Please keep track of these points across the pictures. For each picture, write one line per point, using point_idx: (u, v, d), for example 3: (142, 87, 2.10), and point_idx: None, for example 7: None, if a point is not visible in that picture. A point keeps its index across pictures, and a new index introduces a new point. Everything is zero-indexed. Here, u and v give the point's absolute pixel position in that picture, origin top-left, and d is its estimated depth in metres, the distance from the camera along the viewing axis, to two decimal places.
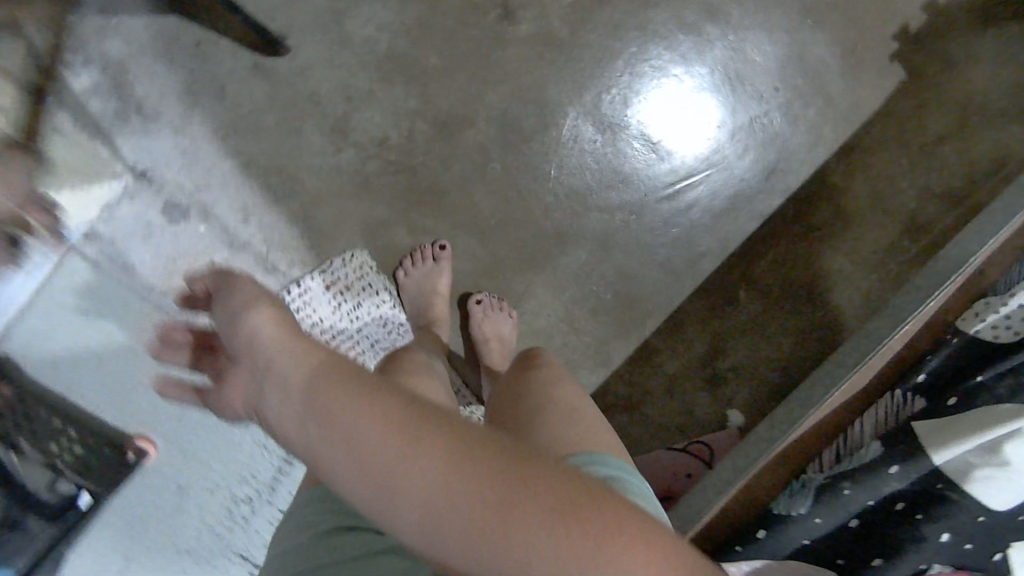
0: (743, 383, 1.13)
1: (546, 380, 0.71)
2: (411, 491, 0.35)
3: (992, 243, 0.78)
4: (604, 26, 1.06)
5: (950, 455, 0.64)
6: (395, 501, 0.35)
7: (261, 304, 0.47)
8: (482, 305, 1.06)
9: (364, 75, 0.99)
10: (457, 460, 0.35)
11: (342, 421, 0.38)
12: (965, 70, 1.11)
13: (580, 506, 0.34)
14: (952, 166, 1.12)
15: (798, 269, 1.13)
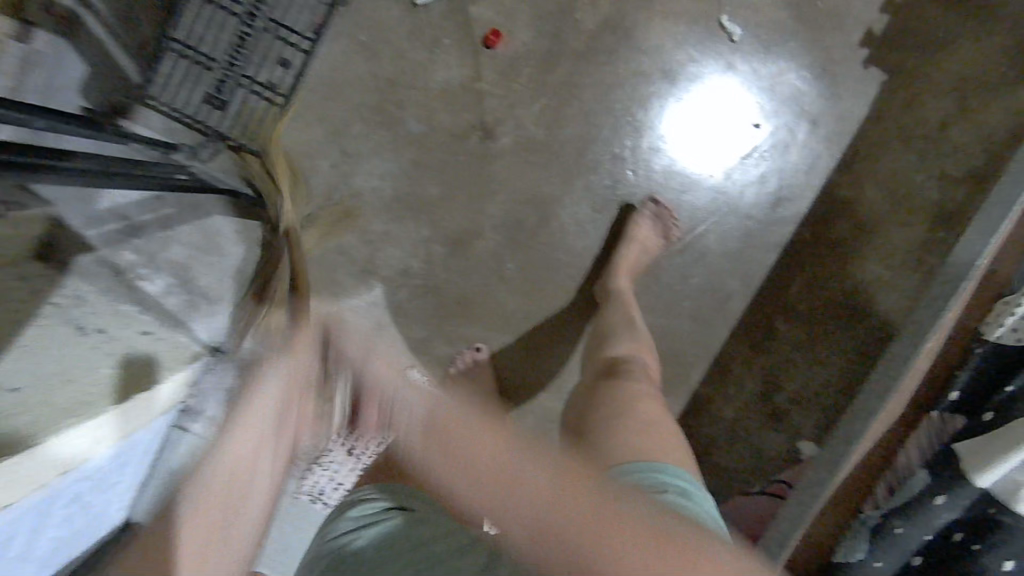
0: (809, 410, 1.14)
1: (630, 394, 0.86)
2: (528, 505, 0.43)
3: (996, 238, 0.76)
4: (577, 116, 1.11)
5: (997, 477, 0.64)
6: (514, 491, 0.43)
7: (429, 395, 0.53)
8: (648, 208, 1.10)
9: (377, 220, 1.12)
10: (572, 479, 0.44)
11: (466, 449, 0.46)
12: (953, 52, 1.08)
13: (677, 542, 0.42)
14: (965, 148, 1.09)
15: (832, 287, 1.13)
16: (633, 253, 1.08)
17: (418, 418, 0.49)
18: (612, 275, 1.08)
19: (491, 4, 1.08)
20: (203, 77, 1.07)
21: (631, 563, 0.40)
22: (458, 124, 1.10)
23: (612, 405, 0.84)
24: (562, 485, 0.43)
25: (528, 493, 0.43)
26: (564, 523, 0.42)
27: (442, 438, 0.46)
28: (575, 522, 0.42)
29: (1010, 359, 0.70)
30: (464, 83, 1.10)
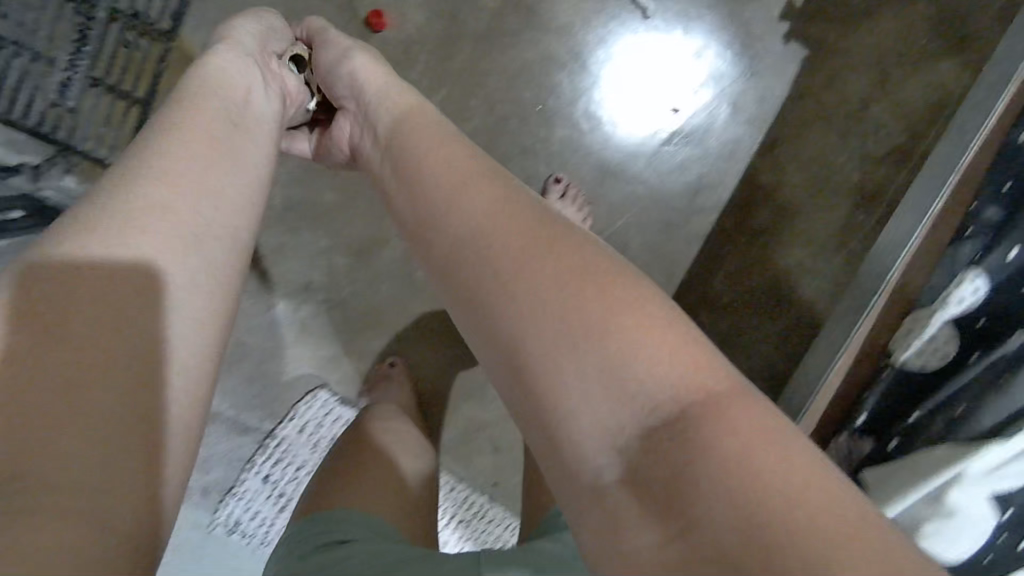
0: None
1: None
2: (494, 259, 0.44)
3: (904, 256, 0.76)
4: (483, 103, 1.00)
5: (903, 507, 0.63)
6: (471, 234, 0.48)
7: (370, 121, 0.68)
8: (561, 183, 1.01)
9: (273, 232, 1.04)
10: (539, 234, 0.45)
11: (457, 202, 0.52)
12: (870, 26, 1.04)
13: (604, 286, 0.40)
14: (887, 128, 1.05)
15: (755, 276, 1.09)
16: None
17: (466, 181, 0.55)
18: None
19: None
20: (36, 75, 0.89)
21: (546, 337, 0.39)
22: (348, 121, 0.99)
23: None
24: (560, 257, 0.43)
25: (485, 230, 0.47)
26: (535, 286, 0.41)
27: (486, 209, 0.49)
28: (542, 272, 0.42)
29: (916, 385, 0.68)
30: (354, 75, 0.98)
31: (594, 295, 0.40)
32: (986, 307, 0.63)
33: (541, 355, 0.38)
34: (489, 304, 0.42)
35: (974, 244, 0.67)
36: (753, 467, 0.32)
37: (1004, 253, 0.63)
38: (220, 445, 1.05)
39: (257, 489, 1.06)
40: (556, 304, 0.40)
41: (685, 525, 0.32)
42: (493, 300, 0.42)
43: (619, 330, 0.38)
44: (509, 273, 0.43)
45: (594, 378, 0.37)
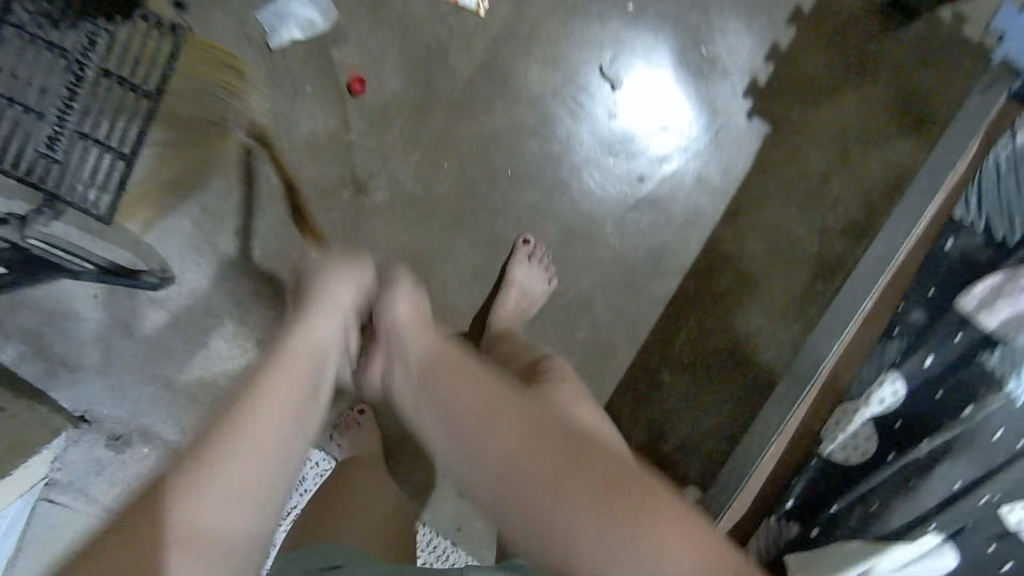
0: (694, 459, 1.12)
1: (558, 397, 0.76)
2: (500, 449, 0.49)
3: (838, 347, 0.81)
4: (456, 167, 1.04)
5: None
6: (474, 442, 0.50)
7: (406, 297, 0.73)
8: (528, 245, 1.05)
9: (249, 280, 1.05)
10: (532, 431, 0.49)
11: (442, 394, 0.55)
12: (832, 105, 1.07)
13: (623, 488, 0.46)
14: (847, 201, 1.09)
15: (717, 339, 1.12)
16: (513, 298, 1.03)
17: (438, 363, 0.59)
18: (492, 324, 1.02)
19: (358, 48, 1.02)
20: (29, 127, 0.93)
21: (587, 542, 0.44)
22: (326, 179, 1.03)
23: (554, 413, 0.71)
24: (543, 434, 0.49)
25: (480, 436, 0.50)
26: (541, 495, 0.46)
27: (487, 409, 0.51)
28: (536, 474, 0.46)
29: (840, 476, 0.71)
30: (331, 135, 1.03)
31: (620, 503, 0.45)
32: (904, 409, 0.68)
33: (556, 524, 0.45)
34: (520, 509, 0.47)
35: (899, 344, 0.71)
36: None
37: (920, 359, 0.67)
38: None
39: None
40: (588, 522, 0.44)
41: None
42: (517, 504, 0.47)
43: (645, 519, 0.44)
44: (521, 488, 0.47)
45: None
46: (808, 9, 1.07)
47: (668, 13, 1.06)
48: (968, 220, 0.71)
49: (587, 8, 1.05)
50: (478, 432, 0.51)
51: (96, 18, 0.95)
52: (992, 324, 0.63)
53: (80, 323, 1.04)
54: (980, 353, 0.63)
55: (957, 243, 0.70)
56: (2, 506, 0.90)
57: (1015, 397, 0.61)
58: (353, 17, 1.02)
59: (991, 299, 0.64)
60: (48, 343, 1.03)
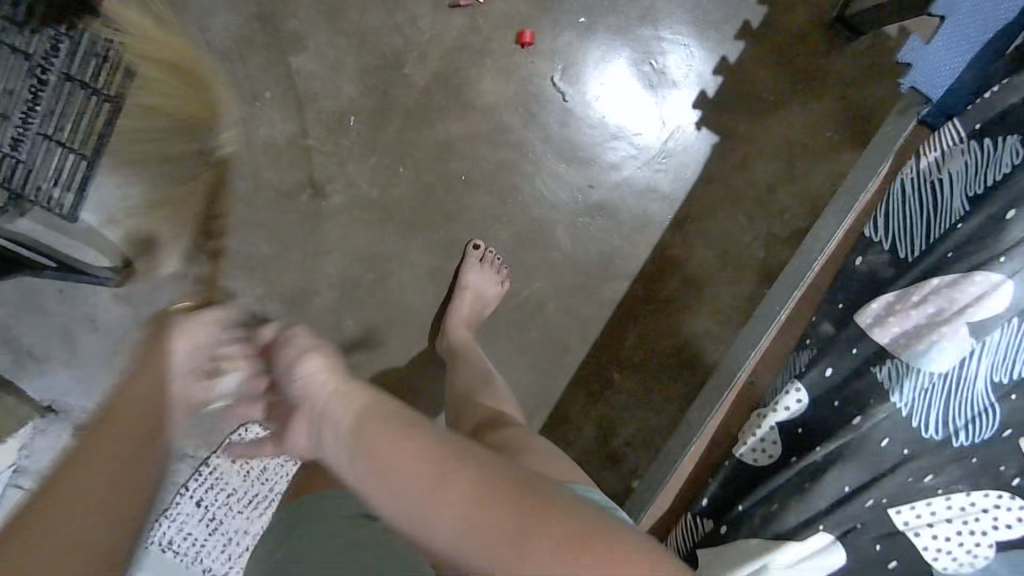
0: (645, 454, 1.15)
1: (518, 436, 0.82)
2: (453, 537, 0.42)
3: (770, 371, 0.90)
4: (411, 172, 1.09)
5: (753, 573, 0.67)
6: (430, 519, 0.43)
7: (311, 353, 0.53)
8: (480, 251, 1.09)
9: (209, 277, 1.09)
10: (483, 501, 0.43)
11: (388, 462, 0.45)
12: (777, 119, 1.11)
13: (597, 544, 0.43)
14: (793, 208, 1.12)
15: (665, 341, 1.15)
16: (468, 303, 1.07)
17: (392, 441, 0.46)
18: (445, 329, 1.06)
19: (316, 57, 1.07)
20: None
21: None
22: (286, 182, 1.08)
23: (516, 449, 0.78)
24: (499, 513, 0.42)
25: (444, 516, 0.43)
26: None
27: (431, 485, 0.44)
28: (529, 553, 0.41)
29: (748, 477, 0.77)
30: (291, 140, 1.08)
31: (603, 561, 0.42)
32: (807, 417, 0.73)
33: None
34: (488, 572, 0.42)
35: (808, 354, 0.77)
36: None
37: (822, 369, 0.73)
38: None
39: (189, 512, 1.10)
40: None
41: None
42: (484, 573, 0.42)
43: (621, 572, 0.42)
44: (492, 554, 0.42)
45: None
46: (755, 24, 1.10)
47: (618, 26, 1.09)
48: (876, 240, 0.78)
49: (539, 19, 1.08)
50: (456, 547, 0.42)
51: (59, 25, 0.98)
52: (884, 339, 0.69)
53: (47, 317, 1.08)
54: (871, 366, 0.69)
55: (864, 261, 0.77)
56: None
57: (900, 409, 0.66)
58: (311, 28, 1.06)
59: (884, 315, 0.70)
60: (18, 337, 1.07)
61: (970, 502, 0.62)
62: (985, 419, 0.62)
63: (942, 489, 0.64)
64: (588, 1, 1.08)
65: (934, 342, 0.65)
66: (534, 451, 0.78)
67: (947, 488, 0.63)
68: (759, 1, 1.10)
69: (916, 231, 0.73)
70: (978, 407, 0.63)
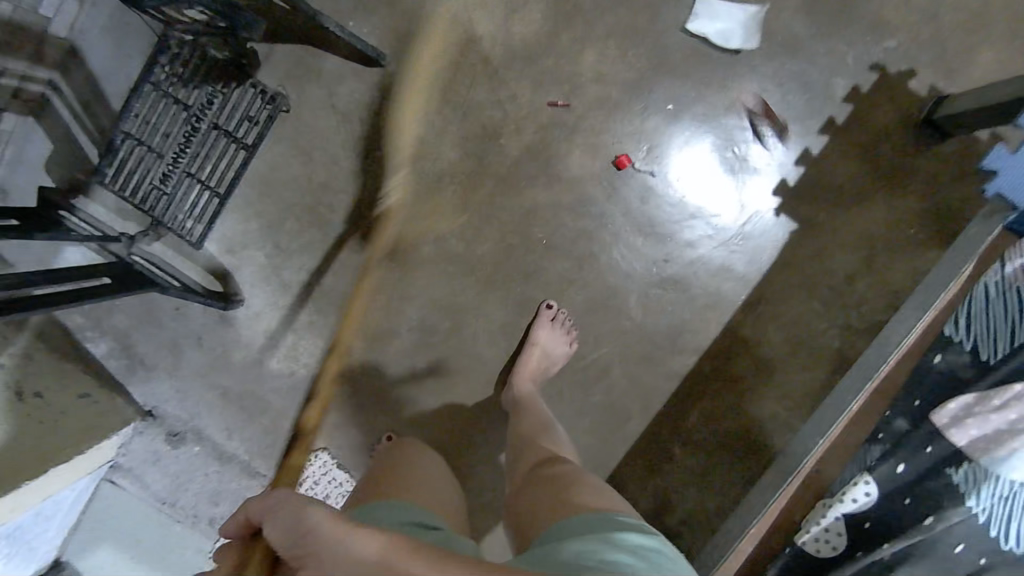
0: (699, 533, 1.13)
1: (573, 472, 0.84)
2: None
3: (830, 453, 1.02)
4: (496, 232, 1.17)
5: None
6: None
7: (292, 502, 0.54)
8: (551, 310, 1.14)
9: (304, 310, 1.19)
10: None
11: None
12: (859, 212, 1.12)
13: None
14: (871, 302, 1.11)
15: (727, 422, 1.14)
16: (534, 358, 1.11)
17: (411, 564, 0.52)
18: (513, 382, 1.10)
19: (423, 124, 1.18)
20: (149, 162, 1.13)
21: None
22: (383, 231, 1.18)
23: (566, 483, 0.80)
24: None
25: None
26: None
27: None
28: None
29: (808, 566, 0.78)
30: (392, 194, 1.18)
31: None
32: (874, 512, 0.73)
33: None
34: None
35: (880, 447, 0.77)
36: None
37: (892, 466, 0.72)
38: (232, 484, 1.18)
39: None
40: None
41: None
42: None
43: None
44: None
45: None
46: (840, 120, 1.13)
47: (704, 114, 1.15)
48: (956, 338, 0.76)
49: (629, 104, 1.16)
50: None
51: (215, 83, 1.14)
52: (960, 441, 0.67)
53: (162, 330, 1.20)
54: (946, 468, 0.68)
55: (943, 358, 0.76)
56: (75, 478, 1.04)
57: (975, 515, 0.64)
58: (422, 98, 1.18)
59: (962, 416, 0.68)
60: (134, 345, 1.20)
61: None
62: None
63: None
64: (677, 90, 1.16)
65: (1016, 450, 0.62)
66: (586, 485, 0.79)
67: None
68: (846, 98, 1.13)
69: (999, 335, 0.71)
70: None
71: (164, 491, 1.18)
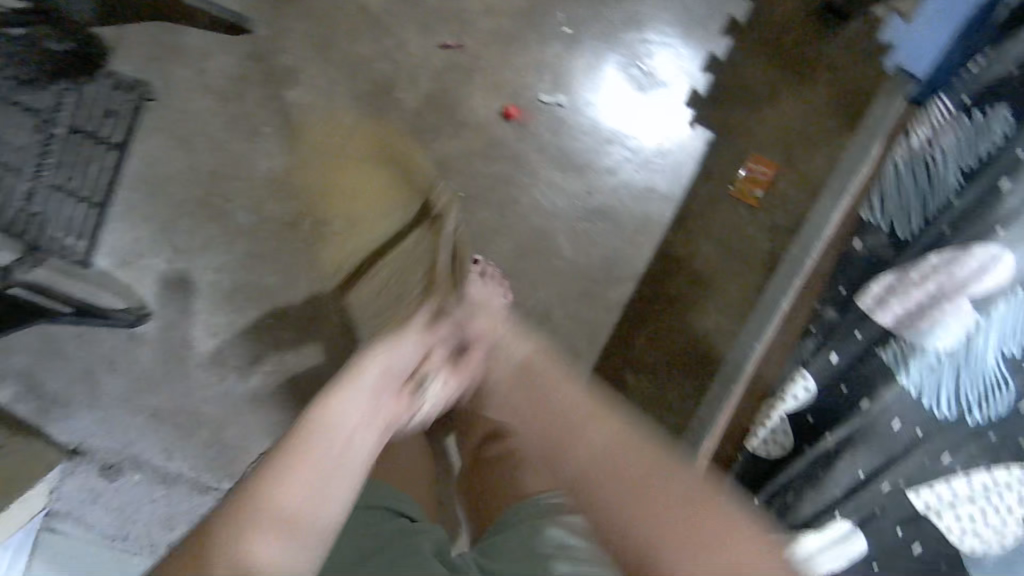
0: None
1: None
2: (584, 451, 0.59)
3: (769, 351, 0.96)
4: None
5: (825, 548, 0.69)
6: (567, 442, 0.60)
7: (483, 323, 0.83)
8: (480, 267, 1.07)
9: (220, 310, 1.11)
10: (622, 438, 0.59)
11: (547, 396, 0.67)
12: (769, 110, 1.11)
13: (701, 502, 0.56)
14: (794, 197, 1.10)
15: (674, 341, 1.14)
16: None
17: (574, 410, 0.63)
18: None
19: (310, 91, 1.10)
20: (7, 181, 1.01)
21: (658, 528, 0.54)
22: (289, 213, 1.10)
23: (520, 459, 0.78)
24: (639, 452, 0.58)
25: (584, 444, 0.59)
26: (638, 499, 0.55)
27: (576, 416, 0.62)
28: (639, 468, 0.57)
29: (760, 469, 0.79)
30: (290, 171, 1.10)
31: (711, 526, 0.55)
32: (816, 404, 0.73)
33: (651, 522, 0.54)
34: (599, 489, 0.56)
35: (813, 341, 0.77)
36: (714, 540, 0.54)
37: (828, 356, 0.73)
38: (182, 505, 1.11)
39: None
40: (659, 527, 0.54)
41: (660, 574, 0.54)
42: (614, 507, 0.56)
43: (706, 517, 0.55)
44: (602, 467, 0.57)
45: (693, 542, 0.54)
46: (739, 19, 1.11)
47: (604, 33, 1.12)
48: (874, 222, 0.77)
49: (525, 35, 1.11)
50: (585, 458, 0.58)
51: (63, 81, 1.02)
52: (887, 320, 0.69)
53: (69, 361, 1.11)
54: (876, 349, 0.69)
55: (864, 243, 0.76)
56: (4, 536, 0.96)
57: (909, 390, 0.66)
58: (305, 62, 1.10)
59: (885, 296, 0.70)
60: (41, 383, 1.10)
61: (993, 480, 0.62)
62: (1002, 393, 0.62)
63: (960, 469, 0.64)
64: (571, 13, 1.12)
65: (940, 320, 0.65)
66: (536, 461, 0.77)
67: (967, 467, 0.64)
68: None
69: (911, 211, 0.73)
70: (989, 382, 0.63)
71: (111, 527, 1.11)
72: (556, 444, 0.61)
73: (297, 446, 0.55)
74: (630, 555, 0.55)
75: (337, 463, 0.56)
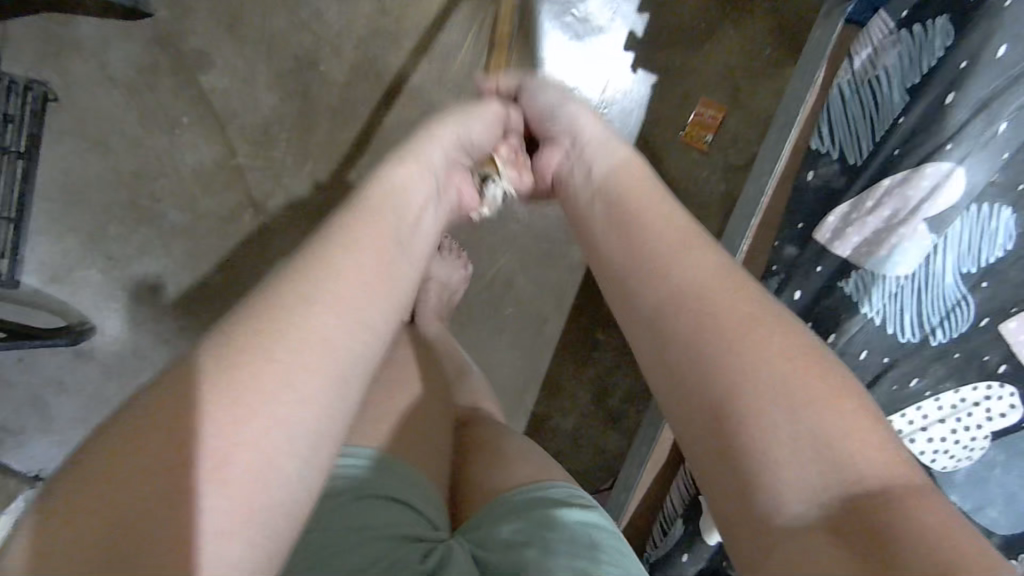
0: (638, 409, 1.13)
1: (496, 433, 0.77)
2: (687, 278, 0.47)
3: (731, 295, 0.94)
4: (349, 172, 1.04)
5: None
6: (656, 275, 0.49)
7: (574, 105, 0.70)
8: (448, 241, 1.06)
9: (166, 317, 1.04)
10: (727, 282, 0.46)
11: (640, 221, 0.54)
12: (709, 47, 1.08)
13: (811, 365, 0.41)
14: (746, 133, 1.08)
15: None
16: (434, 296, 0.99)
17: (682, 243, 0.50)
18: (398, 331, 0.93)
19: (227, 73, 1.03)
20: None
21: (752, 383, 0.40)
22: (224, 206, 1.03)
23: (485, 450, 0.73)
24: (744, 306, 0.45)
25: (684, 270, 0.48)
26: (741, 354, 0.42)
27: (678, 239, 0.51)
28: (740, 321, 0.43)
29: None
30: (220, 161, 1.03)
31: (823, 389, 0.40)
32: None
33: (741, 376, 0.41)
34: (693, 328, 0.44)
35: (775, 279, 0.75)
36: (821, 429, 0.38)
37: (790, 294, 0.72)
38: None
39: None
40: (758, 382, 0.40)
41: (734, 450, 0.39)
42: (696, 351, 0.43)
43: (818, 392, 0.40)
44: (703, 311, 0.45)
45: (788, 423, 0.39)
46: None
47: None
48: (823, 151, 0.75)
49: None
50: (683, 297, 0.46)
51: None
52: (845, 252, 0.67)
53: (13, 388, 1.05)
54: (837, 282, 0.68)
55: (816, 174, 0.75)
56: None
57: (872, 319, 0.65)
58: (215, 43, 1.02)
59: (842, 227, 0.68)
60: None
61: (960, 398, 0.62)
62: (961, 311, 0.62)
63: (929, 391, 0.64)
64: None
65: (895, 245, 0.64)
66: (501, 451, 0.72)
67: (935, 388, 0.64)
68: None
69: (862, 135, 0.71)
70: (950, 301, 0.62)
71: None
72: (634, 259, 0.52)
73: (356, 212, 0.52)
74: (704, 413, 0.41)
75: (399, 242, 0.52)
